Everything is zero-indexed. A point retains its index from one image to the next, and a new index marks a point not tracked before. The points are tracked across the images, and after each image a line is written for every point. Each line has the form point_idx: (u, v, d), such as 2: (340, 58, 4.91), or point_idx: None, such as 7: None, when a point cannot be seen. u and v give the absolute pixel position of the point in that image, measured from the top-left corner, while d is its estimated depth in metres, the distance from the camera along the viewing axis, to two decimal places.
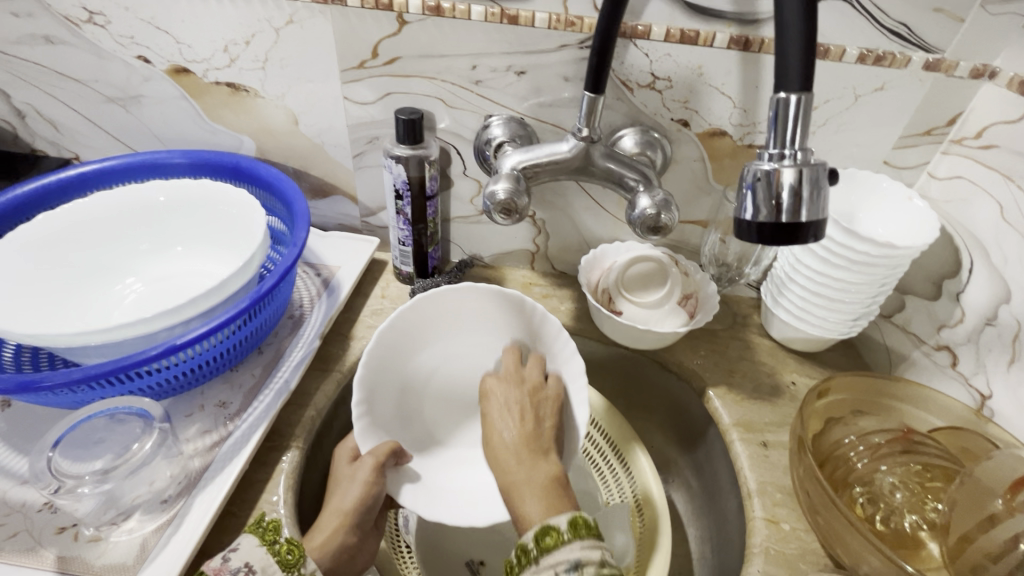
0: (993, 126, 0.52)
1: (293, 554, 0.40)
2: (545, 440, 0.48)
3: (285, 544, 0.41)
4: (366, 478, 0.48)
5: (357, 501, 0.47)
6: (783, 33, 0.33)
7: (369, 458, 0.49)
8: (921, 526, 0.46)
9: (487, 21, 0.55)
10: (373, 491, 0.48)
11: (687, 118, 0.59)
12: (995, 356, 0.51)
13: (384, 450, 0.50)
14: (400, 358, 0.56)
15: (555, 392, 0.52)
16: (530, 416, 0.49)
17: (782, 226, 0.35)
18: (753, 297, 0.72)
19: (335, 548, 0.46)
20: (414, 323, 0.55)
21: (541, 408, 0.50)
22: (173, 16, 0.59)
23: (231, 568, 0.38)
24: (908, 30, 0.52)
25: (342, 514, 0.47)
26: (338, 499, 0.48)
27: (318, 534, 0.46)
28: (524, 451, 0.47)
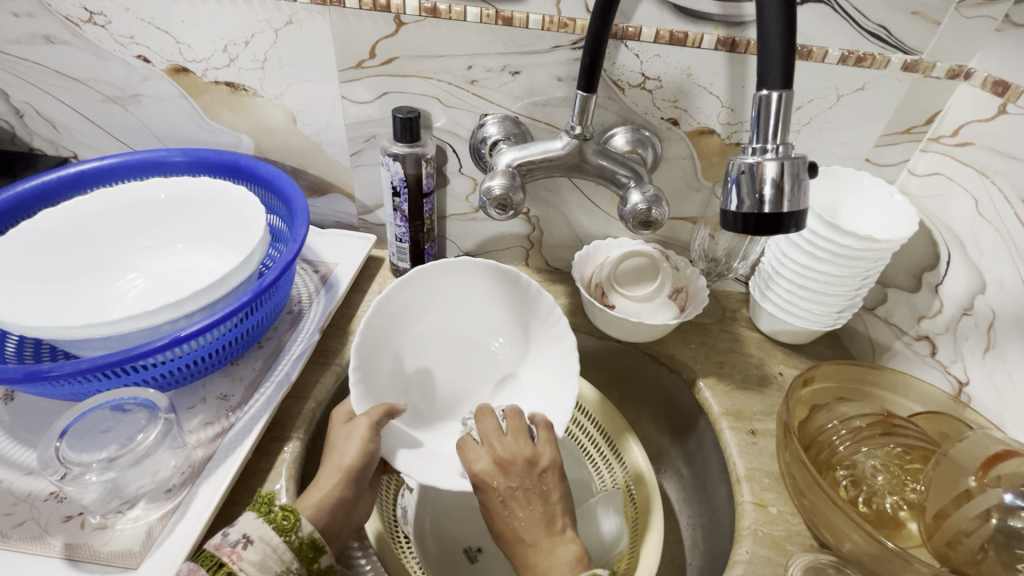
0: (968, 124, 0.54)
1: (289, 520, 0.42)
2: (559, 515, 0.50)
3: (280, 512, 0.42)
4: (363, 437, 0.50)
5: (357, 457, 0.49)
6: (763, 37, 0.35)
7: (364, 419, 0.50)
8: (901, 506, 0.48)
9: (483, 22, 0.56)
10: (370, 449, 0.50)
11: (677, 117, 0.61)
12: (972, 344, 0.53)
13: (377, 411, 0.51)
14: (397, 329, 0.59)
15: (550, 458, 0.52)
16: (536, 495, 0.50)
17: (765, 216, 0.37)
18: (741, 292, 0.74)
19: (335, 502, 0.47)
20: (410, 294, 0.59)
21: (542, 482, 0.50)
22: (173, 16, 0.60)
23: (231, 541, 0.40)
24: (887, 32, 0.54)
25: (342, 469, 0.48)
26: (337, 456, 0.49)
27: (317, 491, 0.47)
28: (545, 534, 0.48)
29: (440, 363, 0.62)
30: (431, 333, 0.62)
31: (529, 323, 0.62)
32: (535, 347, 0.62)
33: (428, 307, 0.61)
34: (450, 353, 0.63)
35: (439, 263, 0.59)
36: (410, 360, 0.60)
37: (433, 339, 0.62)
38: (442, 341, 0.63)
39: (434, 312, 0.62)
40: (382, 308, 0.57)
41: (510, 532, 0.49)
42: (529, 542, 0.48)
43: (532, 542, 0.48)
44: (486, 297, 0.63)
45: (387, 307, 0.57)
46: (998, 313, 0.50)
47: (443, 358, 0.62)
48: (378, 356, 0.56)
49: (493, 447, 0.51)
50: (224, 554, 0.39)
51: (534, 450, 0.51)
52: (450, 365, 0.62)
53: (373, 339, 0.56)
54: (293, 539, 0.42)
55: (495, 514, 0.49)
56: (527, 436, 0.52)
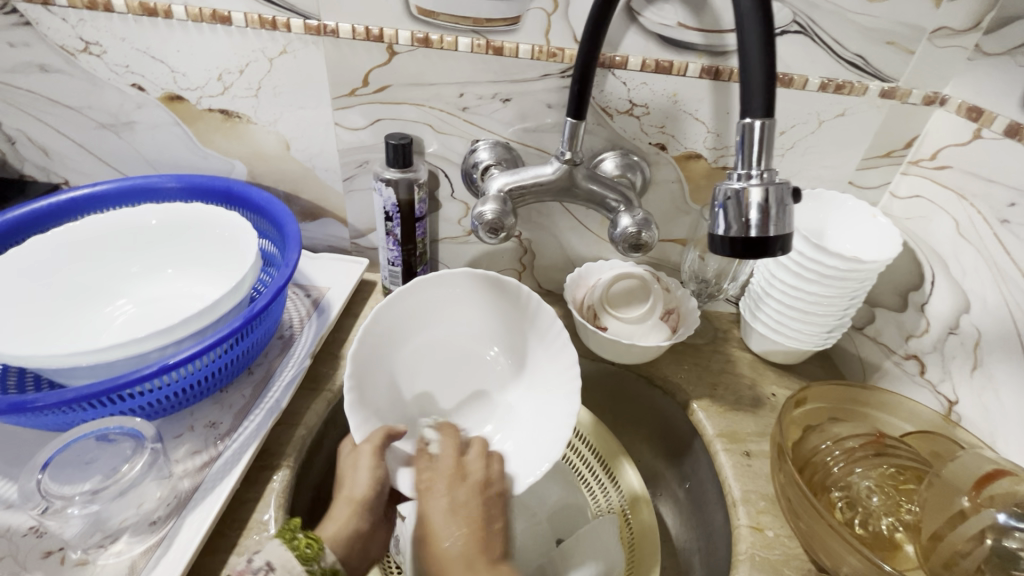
0: (945, 148, 0.56)
1: (312, 548, 0.41)
2: (495, 548, 0.46)
3: (303, 539, 0.41)
4: (371, 465, 0.49)
5: (368, 488, 0.48)
6: (744, 56, 0.36)
7: (368, 446, 0.50)
8: (898, 527, 0.48)
9: (474, 52, 0.58)
10: (381, 476, 0.49)
11: (664, 142, 0.62)
12: (959, 362, 0.53)
13: (379, 436, 0.50)
14: (389, 340, 0.59)
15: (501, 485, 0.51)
16: (485, 515, 0.48)
17: (752, 240, 0.38)
18: (732, 312, 0.75)
19: (348, 535, 0.47)
20: (410, 305, 0.59)
21: (492, 504, 0.49)
22: (168, 46, 0.61)
23: (253, 568, 0.39)
24: (864, 61, 0.56)
25: (354, 501, 0.48)
26: (347, 488, 0.49)
27: (330, 524, 0.47)
28: (477, 552, 0.45)
29: (434, 375, 0.62)
30: (434, 342, 0.62)
31: (525, 336, 0.62)
32: (533, 366, 0.62)
33: (424, 319, 0.61)
34: (446, 366, 0.63)
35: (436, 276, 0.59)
36: (406, 368, 0.60)
37: (427, 354, 0.62)
38: (441, 353, 0.63)
39: (443, 320, 0.62)
40: (392, 305, 0.58)
41: (432, 546, 0.46)
42: (450, 564, 0.44)
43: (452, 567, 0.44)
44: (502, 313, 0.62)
45: (399, 304, 0.58)
46: (983, 332, 0.51)
47: (433, 370, 0.62)
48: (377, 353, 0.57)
49: (451, 464, 0.51)
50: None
51: (467, 468, 0.51)
52: (443, 377, 0.62)
53: (375, 338, 0.57)
54: (316, 568, 0.40)
55: (418, 531, 0.47)
56: (489, 459, 0.53)
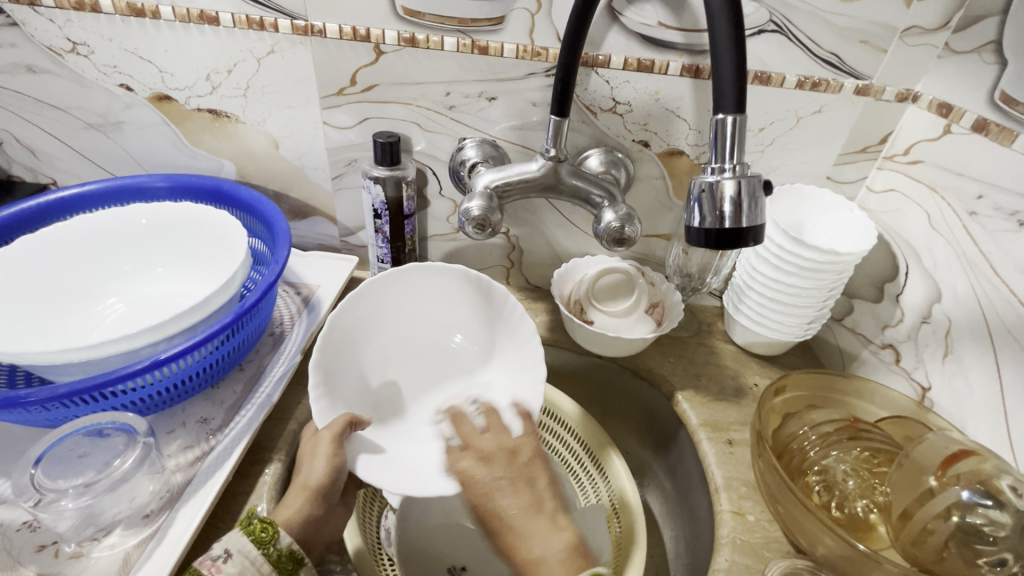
0: (917, 143, 0.58)
1: (267, 532, 0.42)
2: (548, 503, 0.53)
3: (258, 523, 0.42)
4: (327, 451, 0.49)
5: (324, 475, 0.48)
6: (717, 49, 0.38)
7: (328, 432, 0.50)
8: (872, 509, 0.49)
9: (460, 51, 0.59)
10: (338, 464, 0.49)
11: (647, 139, 0.63)
12: (932, 350, 0.55)
13: (340, 423, 0.50)
14: (364, 329, 0.60)
15: (533, 448, 0.56)
16: (523, 482, 0.54)
17: (726, 231, 0.39)
18: (716, 306, 0.76)
19: (302, 520, 0.46)
20: (383, 295, 0.60)
21: (527, 470, 0.54)
22: (156, 46, 0.62)
23: (213, 556, 0.40)
24: (839, 60, 0.57)
25: (309, 488, 0.47)
26: (303, 474, 0.48)
27: (285, 509, 0.46)
28: (532, 515, 0.52)
29: (399, 365, 0.63)
30: (404, 332, 0.64)
31: (497, 329, 0.63)
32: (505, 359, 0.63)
33: (398, 309, 0.62)
34: (414, 357, 0.64)
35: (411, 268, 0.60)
36: (376, 359, 0.61)
37: (400, 342, 0.63)
38: (410, 343, 0.64)
39: (416, 310, 0.64)
40: (369, 291, 0.59)
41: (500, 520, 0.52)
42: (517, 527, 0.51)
43: (528, 527, 0.51)
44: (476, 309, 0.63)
45: (376, 291, 0.60)
46: (954, 320, 0.53)
47: (407, 360, 0.63)
48: (348, 336, 0.58)
49: (481, 446, 0.56)
50: (206, 569, 0.39)
51: (516, 442, 0.56)
52: (410, 368, 0.63)
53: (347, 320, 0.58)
54: (272, 551, 0.41)
55: (485, 508, 0.53)
56: (521, 427, 0.57)
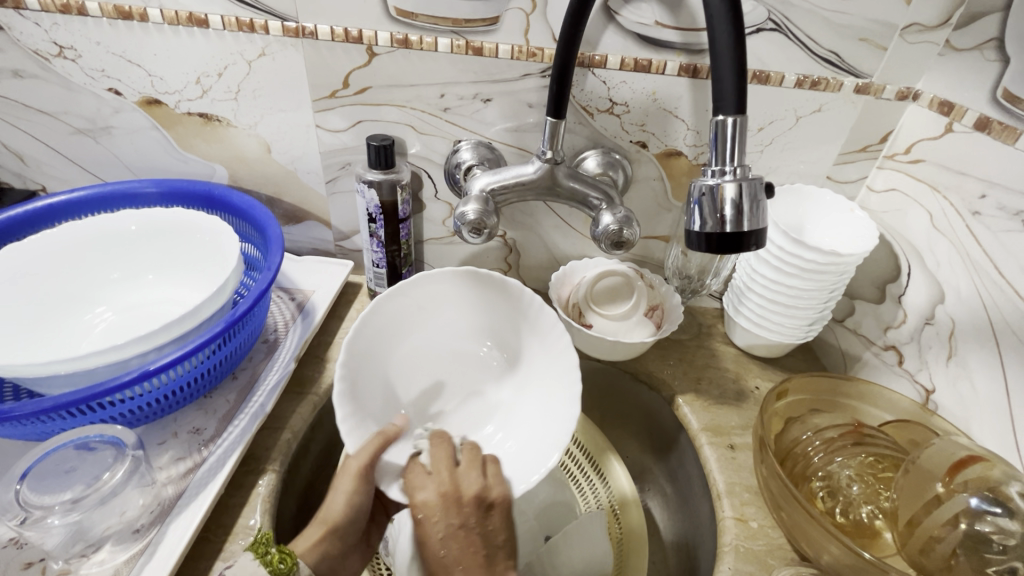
0: (919, 142, 0.57)
1: (284, 563, 0.41)
2: (499, 558, 0.46)
3: (276, 554, 0.41)
4: (349, 486, 0.48)
5: (342, 511, 0.48)
6: (715, 50, 0.37)
7: (354, 462, 0.48)
8: (877, 515, 0.48)
9: (453, 52, 0.58)
10: (358, 500, 0.48)
11: (645, 140, 0.62)
12: (935, 352, 0.54)
13: (369, 451, 0.48)
14: (390, 334, 0.60)
15: (500, 492, 0.48)
16: (478, 536, 0.46)
17: (727, 235, 0.39)
18: (716, 307, 0.75)
19: (318, 555, 0.46)
20: (412, 300, 0.60)
21: (488, 520, 0.47)
22: (145, 49, 0.61)
23: None
24: (839, 58, 0.57)
25: (327, 523, 0.48)
26: (324, 508, 0.48)
27: (303, 538, 0.47)
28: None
29: (421, 363, 0.62)
30: (427, 342, 0.63)
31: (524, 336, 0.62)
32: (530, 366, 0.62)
33: (424, 316, 0.62)
34: (439, 367, 0.63)
35: (442, 273, 0.60)
36: (401, 365, 0.60)
37: (422, 353, 0.62)
38: (437, 351, 0.63)
39: (441, 319, 0.63)
40: (415, 288, 0.60)
41: (441, 572, 0.45)
42: None
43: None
44: (524, 333, 0.62)
45: (441, 283, 0.61)
46: (957, 322, 0.52)
47: (428, 371, 0.62)
48: (404, 310, 0.60)
49: (440, 480, 0.48)
50: None
51: (481, 485, 0.48)
52: (430, 373, 0.62)
53: (408, 297, 0.60)
54: None
55: (430, 553, 0.46)
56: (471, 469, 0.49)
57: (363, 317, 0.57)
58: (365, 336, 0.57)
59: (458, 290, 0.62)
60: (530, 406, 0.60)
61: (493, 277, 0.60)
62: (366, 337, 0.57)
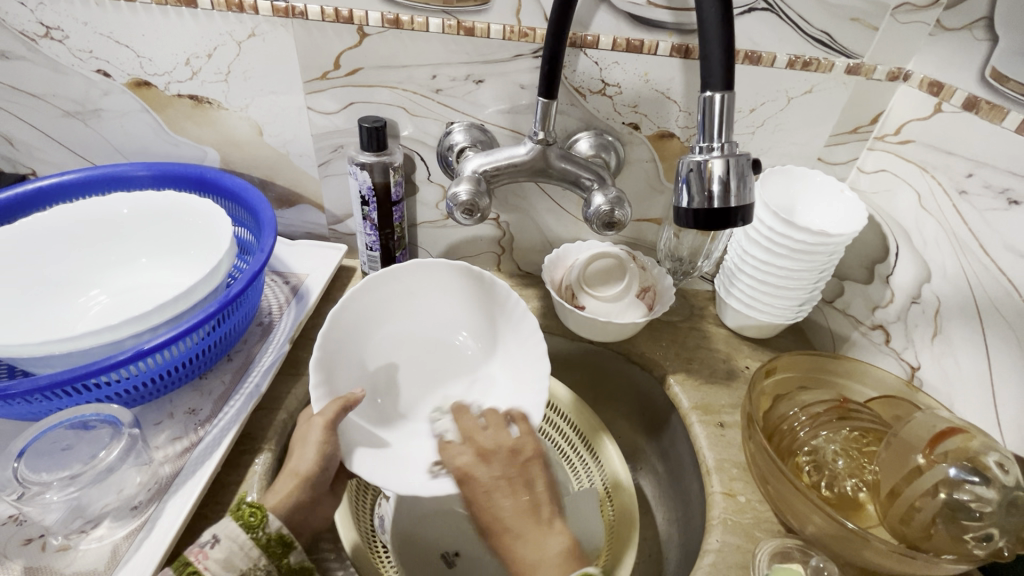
0: (908, 123, 0.57)
1: (255, 516, 0.41)
2: (545, 506, 0.48)
3: (246, 508, 0.42)
4: (319, 439, 0.48)
5: (314, 463, 0.47)
6: (703, 26, 0.37)
7: (320, 418, 0.49)
8: (861, 488, 0.50)
9: (445, 32, 0.58)
10: (328, 451, 0.48)
11: (637, 122, 0.63)
12: (921, 330, 0.55)
13: (333, 409, 0.49)
14: (376, 316, 0.61)
15: (534, 447, 0.51)
16: (522, 484, 0.48)
17: (715, 211, 0.39)
18: (708, 290, 0.76)
19: (289, 508, 0.45)
20: (400, 284, 0.61)
21: (527, 469, 0.49)
22: (133, 30, 0.60)
23: (201, 542, 0.40)
24: (830, 38, 0.57)
25: (298, 475, 0.47)
26: (294, 461, 0.47)
27: (273, 495, 0.46)
28: (531, 524, 0.46)
29: (404, 343, 0.63)
30: (411, 328, 0.63)
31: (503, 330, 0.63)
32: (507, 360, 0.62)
33: (411, 302, 0.63)
34: (422, 351, 0.63)
35: (429, 262, 0.61)
36: (381, 349, 0.61)
37: (405, 338, 0.63)
38: (421, 338, 0.64)
39: (427, 307, 0.64)
40: (403, 273, 0.61)
41: (494, 520, 0.47)
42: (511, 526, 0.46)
43: (520, 530, 0.46)
44: (503, 327, 0.63)
45: (429, 272, 0.62)
46: (943, 300, 0.53)
47: (410, 358, 0.63)
48: (394, 291, 0.61)
49: (482, 440, 0.51)
50: (192, 555, 0.39)
51: (516, 441, 0.51)
52: (412, 355, 0.63)
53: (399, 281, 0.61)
54: (261, 535, 0.41)
55: (480, 507, 0.48)
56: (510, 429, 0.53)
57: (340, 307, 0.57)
58: (349, 317, 0.58)
59: (448, 283, 0.62)
60: (509, 388, 0.61)
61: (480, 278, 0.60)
62: (350, 317, 0.58)
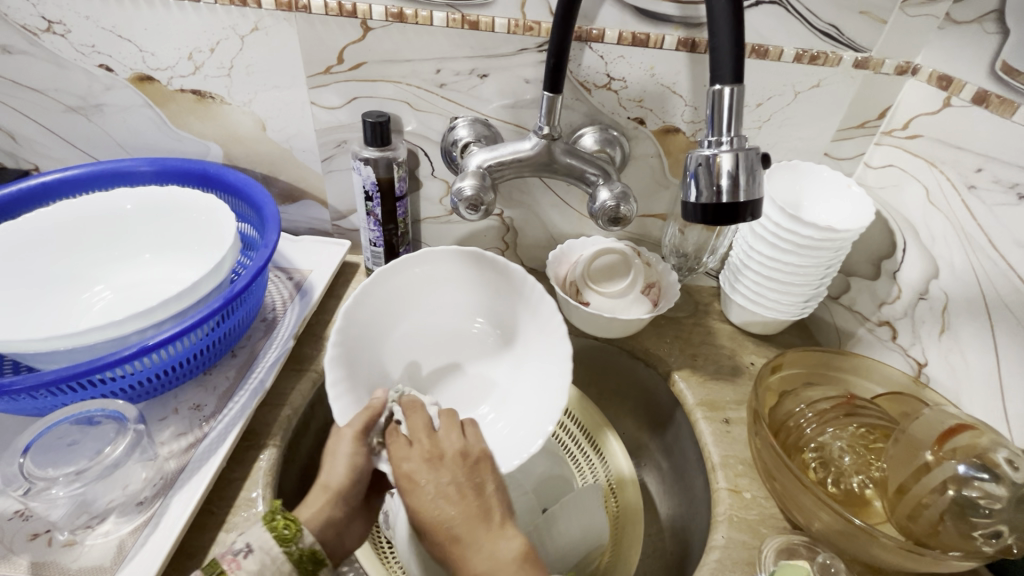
0: (916, 117, 0.57)
1: (290, 529, 0.42)
2: (495, 509, 0.45)
3: (281, 519, 0.42)
4: (348, 450, 0.49)
5: (345, 476, 0.48)
6: (712, 9, 0.37)
7: (349, 430, 0.50)
8: (868, 484, 0.49)
9: (449, 26, 0.57)
10: (358, 464, 0.49)
11: (643, 117, 0.62)
12: (929, 326, 0.55)
13: (361, 420, 0.50)
14: (392, 306, 0.61)
15: (482, 449, 0.49)
16: (471, 488, 0.45)
17: (723, 206, 0.39)
18: (713, 286, 0.76)
19: (323, 521, 0.46)
20: (416, 275, 0.61)
21: (475, 473, 0.46)
22: (135, 24, 0.60)
23: (234, 550, 0.40)
24: (838, 31, 0.56)
25: (330, 489, 0.48)
26: (325, 475, 0.49)
27: (307, 508, 0.47)
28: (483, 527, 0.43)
29: (421, 334, 0.63)
30: (424, 320, 0.63)
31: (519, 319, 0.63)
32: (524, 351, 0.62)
33: (424, 294, 0.63)
34: (436, 344, 0.63)
35: (444, 252, 0.61)
36: (397, 342, 0.61)
37: (418, 331, 0.63)
38: (434, 331, 0.63)
39: (440, 299, 0.64)
40: (419, 262, 0.61)
41: (438, 527, 0.43)
42: (460, 536, 0.42)
43: (468, 538, 0.42)
44: (521, 315, 0.63)
45: (445, 262, 0.62)
46: (951, 296, 0.52)
47: (424, 350, 0.63)
48: (423, 277, 0.62)
49: (421, 446, 0.47)
50: (225, 562, 0.39)
51: (466, 443, 0.48)
52: (427, 348, 0.63)
53: (427, 267, 0.62)
54: (293, 548, 0.41)
55: (424, 517, 0.44)
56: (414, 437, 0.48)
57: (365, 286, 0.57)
58: (373, 297, 0.58)
59: (472, 273, 0.63)
60: (527, 380, 0.61)
61: (504, 266, 0.61)
62: (373, 299, 0.59)
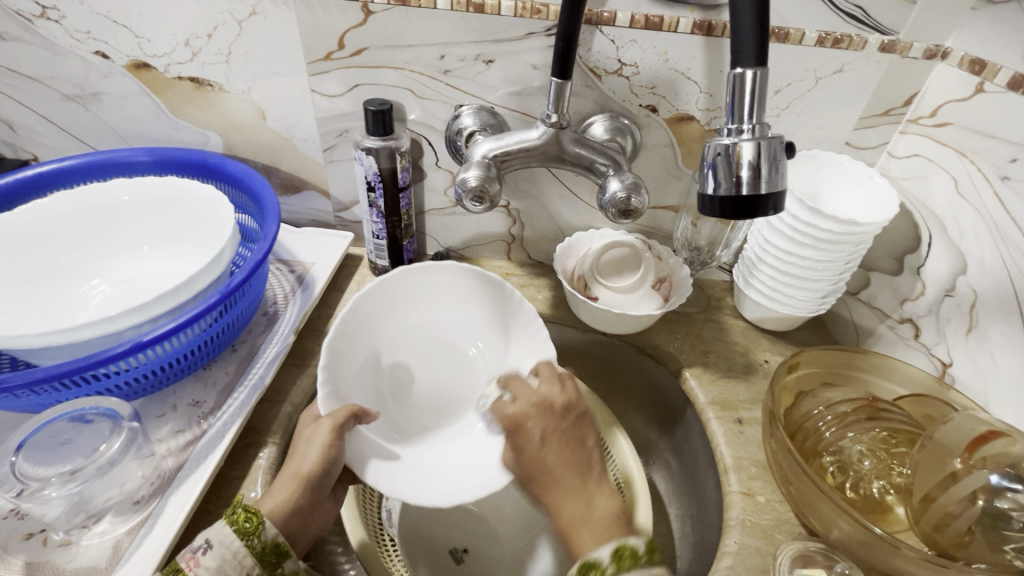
0: (945, 105, 0.54)
1: (250, 523, 0.40)
2: (595, 471, 0.50)
3: (243, 513, 0.41)
4: (326, 439, 0.46)
5: (316, 464, 0.45)
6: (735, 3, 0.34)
7: (328, 420, 0.47)
8: (889, 490, 0.48)
9: (453, 9, 0.55)
10: (332, 456, 0.46)
11: (655, 104, 0.59)
12: (954, 325, 0.53)
13: (343, 414, 0.48)
14: (400, 308, 0.60)
15: (577, 399, 0.53)
16: (572, 442, 0.51)
17: (742, 200, 0.37)
18: (726, 280, 0.73)
19: (287, 511, 0.43)
20: (433, 279, 0.61)
21: (575, 430, 0.52)
22: (131, 9, 0.58)
23: (194, 546, 0.39)
24: (864, 13, 0.53)
25: (299, 477, 0.45)
26: (295, 462, 0.46)
27: (269, 498, 0.44)
28: (580, 481, 0.49)
29: (430, 347, 0.62)
30: (424, 329, 0.62)
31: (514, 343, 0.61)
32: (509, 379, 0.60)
33: (433, 302, 0.62)
34: (426, 357, 0.61)
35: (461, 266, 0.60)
36: (393, 342, 0.60)
37: (415, 336, 0.61)
38: (429, 341, 0.62)
39: (444, 313, 0.63)
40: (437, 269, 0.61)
41: (543, 472, 0.49)
42: (559, 477, 0.49)
43: (558, 485, 0.49)
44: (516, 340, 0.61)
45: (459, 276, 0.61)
46: (980, 293, 0.50)
47: (416, 357, 0.61)
48: (476, 291, 0.61)
49: (531, 394, 0.53)
50: (184, 560, 0.38)
51: (547, 394, 0.52)
52: (422, 364, 0.61)
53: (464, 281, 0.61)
54: (255, 543, 0.40)
55: (529, 457, 0.50)
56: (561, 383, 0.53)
57: (397, 271, 0.58)
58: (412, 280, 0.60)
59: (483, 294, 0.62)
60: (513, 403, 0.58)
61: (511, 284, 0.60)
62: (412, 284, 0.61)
